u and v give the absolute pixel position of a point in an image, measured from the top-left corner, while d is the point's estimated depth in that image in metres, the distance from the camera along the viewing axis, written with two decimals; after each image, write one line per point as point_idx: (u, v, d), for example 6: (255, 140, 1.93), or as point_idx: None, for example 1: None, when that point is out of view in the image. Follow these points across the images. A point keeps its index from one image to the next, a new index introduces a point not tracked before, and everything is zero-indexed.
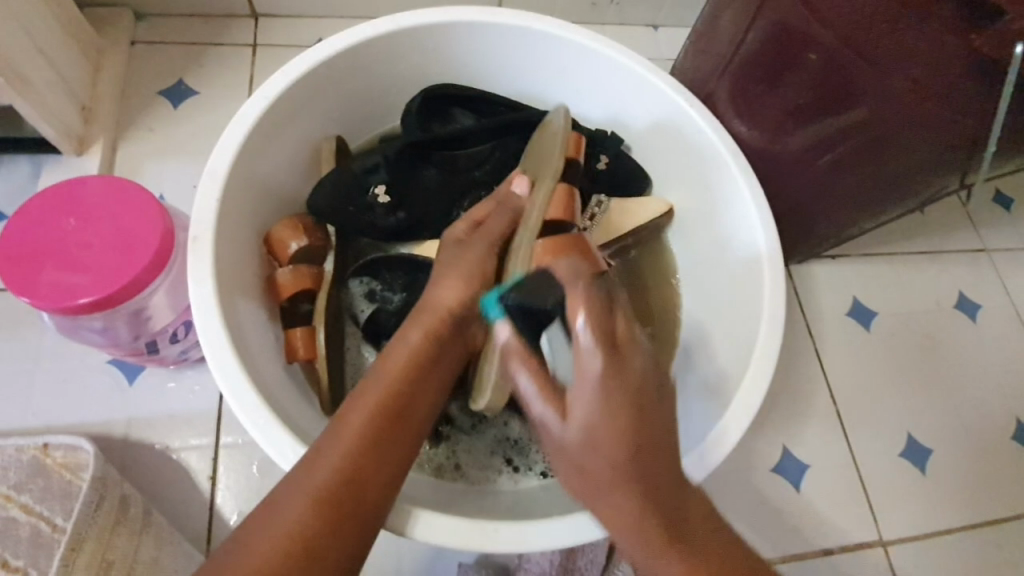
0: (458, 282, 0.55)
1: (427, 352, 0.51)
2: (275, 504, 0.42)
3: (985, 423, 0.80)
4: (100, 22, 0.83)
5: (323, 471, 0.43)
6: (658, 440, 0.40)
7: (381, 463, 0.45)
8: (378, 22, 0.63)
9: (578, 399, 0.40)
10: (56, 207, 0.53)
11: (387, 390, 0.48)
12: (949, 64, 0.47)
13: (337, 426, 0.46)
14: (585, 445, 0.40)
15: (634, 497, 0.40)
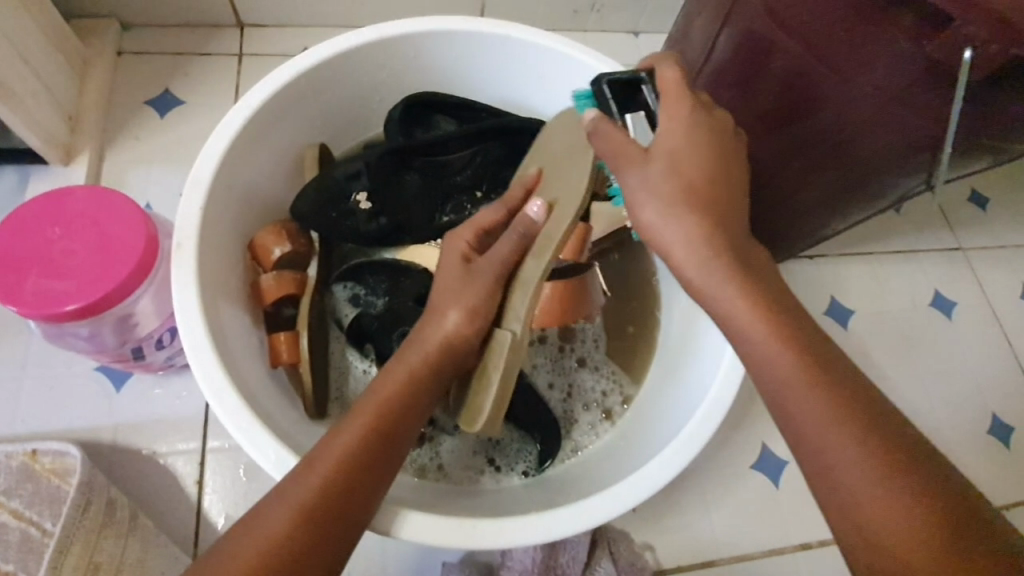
0: (462, 309, 0.54)
1: (424, 379, 0.52)
2: (265, 511, 0.44)
3: (961, 417, 0.82)
4: (86, 33, 0.84)
5: (312, 483, 0.45)
6: (751, 249, 0.47)
7: (372, 478, 0.47)
8: (359, 31, 0.64)
9: (665, 133, 0.48)
10: (41, 216, 0.54)
11: (381, 410, 0.49)
12: (903, 70, 0.48)
13: (329, 441, 0.47)
14: (660, 138, 0.47)
15: (771, 329, 0.44)
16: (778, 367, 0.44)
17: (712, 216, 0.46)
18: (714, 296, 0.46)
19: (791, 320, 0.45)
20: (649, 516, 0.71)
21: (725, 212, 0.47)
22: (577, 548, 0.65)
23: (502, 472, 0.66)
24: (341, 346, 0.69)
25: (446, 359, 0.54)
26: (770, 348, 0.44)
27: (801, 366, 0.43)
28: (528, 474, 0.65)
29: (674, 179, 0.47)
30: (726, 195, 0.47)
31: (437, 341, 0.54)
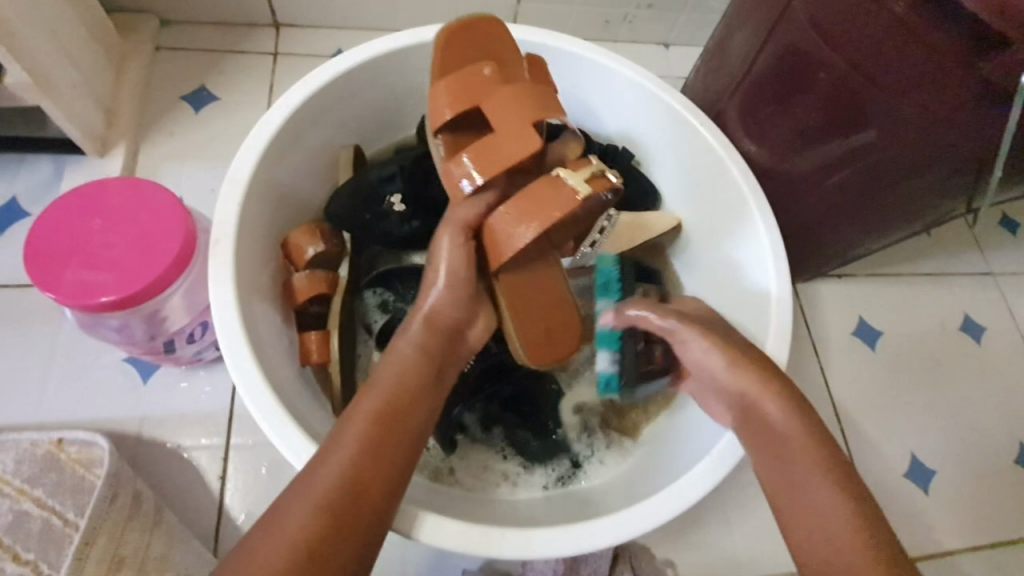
0: (448, 290, 0.55)
1: (424, 364, 0.53)
2: (282, 509, 0.43)
3: (988, 446, 0.81)
4: (125, 28, 0.85)
5: (326, 479, 0.45)
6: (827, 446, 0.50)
7: (381, 471, 0.47)
8: (400, 35, 0.64)
9: (696, 343, 0.57)
10: (82, 207, 0.54)
11: (383, 397, 0.50)
12: (951, 92, 0.48)
13: (338, 434, 0.47)
14: (725, 388, 0.54)
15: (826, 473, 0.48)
16: (842, 516, 0.46)
17: (809, 502, 0.47)
18: (771, 436, 0.51)
19: (802, 466, 0.49)
20: (672, 532, 0.70)
21: (845, 483, 0.47)
22: (598, 563, 0.65)
23: (520, 485, 0.65)
24: (369, 350, 0.69)
25: (441, 341, 0.54)
26: (847, 542, 0.44)
27: (850, 514, 0.46)
28: (549, 488, 0.65)
29: (731, 370, 0.54)
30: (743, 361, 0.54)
31: (429, 325, 0.54)
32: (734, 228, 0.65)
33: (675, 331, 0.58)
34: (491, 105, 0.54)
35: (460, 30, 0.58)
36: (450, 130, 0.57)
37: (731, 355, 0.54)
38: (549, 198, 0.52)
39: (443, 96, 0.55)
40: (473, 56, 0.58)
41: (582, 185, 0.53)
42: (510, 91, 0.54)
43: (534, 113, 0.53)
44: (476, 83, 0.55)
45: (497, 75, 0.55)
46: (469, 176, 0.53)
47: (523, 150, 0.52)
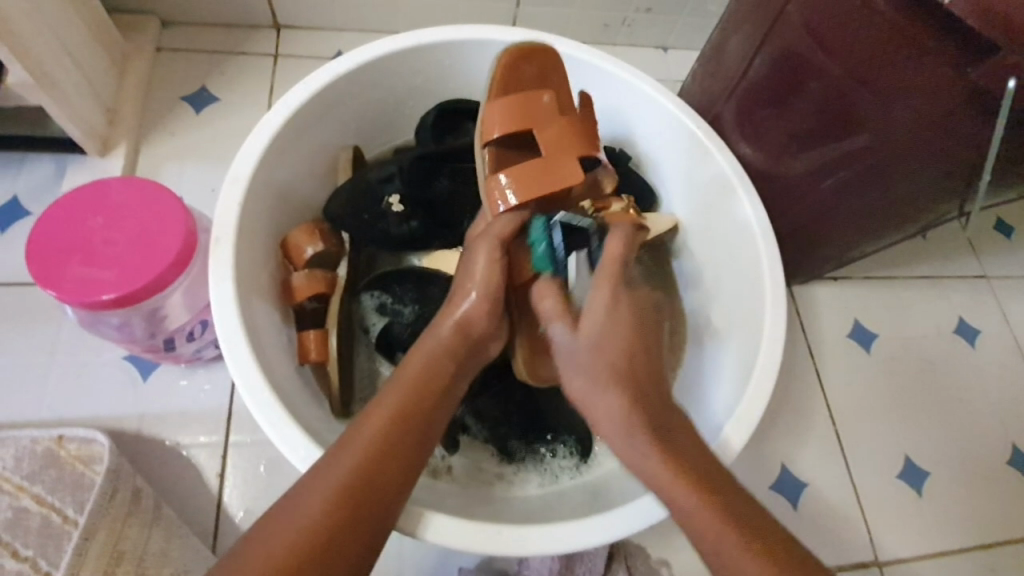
0: (482, 298, 0.54)
1: (445, 368, 0.52)
2: (292, 500, 0.44)
3: (982, 448, 0.81)
4: (127, 28, 0.86)
5: (338, 474, 0.45)
6: (665, 415, 0.52)
7: (393, 470, 0.47)
8: (400, 38, 0.65)
9: (593, 313, 0.55)
10: (84, 205, 0.55)
11: (402, 400, 0.49)
12: (943, 97, 0.49)
13: (353, 431, 0.48)
14: (589, 359, 0.54)
15: (667, 449, 0.50)
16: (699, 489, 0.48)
17: (689, 482, 0.48)
18: (651, 412, 0.52)
19: (685, 443, 0.51)
20: (667, 531, 0.71)
21: (695, 464, 0.49)
22: (594, 561, 0.66)
23: (515, 483, 0.65)
24: (368, 351, 0.70)
25: (464, 349, 0.54)
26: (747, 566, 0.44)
27: (691, 493, 0.47)
28: (543, 485, 0.65)
29: (614, 334, 0.54)
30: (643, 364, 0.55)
31: (453, 331, 0.54)
32: (732, 231, 0.66)
33: (556, 331, 0.56)
34: (545, 130, 0.58)
35: (522, 54, 0.61)
36: (497, 143, 0.59)
37: (598, 332, 0.54)
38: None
39: (499, 108, 0.58)
40: (529, 81, 0.61)
41: (605, 220, 0.60)
42: (563, 124, 0.59)
43: (582, 150, 0.59)
44: (539, 108, 0.58)
45: (555, 104, 0.59)
46: (520, 195, 0.56)
47: (569, 180, 0.57)
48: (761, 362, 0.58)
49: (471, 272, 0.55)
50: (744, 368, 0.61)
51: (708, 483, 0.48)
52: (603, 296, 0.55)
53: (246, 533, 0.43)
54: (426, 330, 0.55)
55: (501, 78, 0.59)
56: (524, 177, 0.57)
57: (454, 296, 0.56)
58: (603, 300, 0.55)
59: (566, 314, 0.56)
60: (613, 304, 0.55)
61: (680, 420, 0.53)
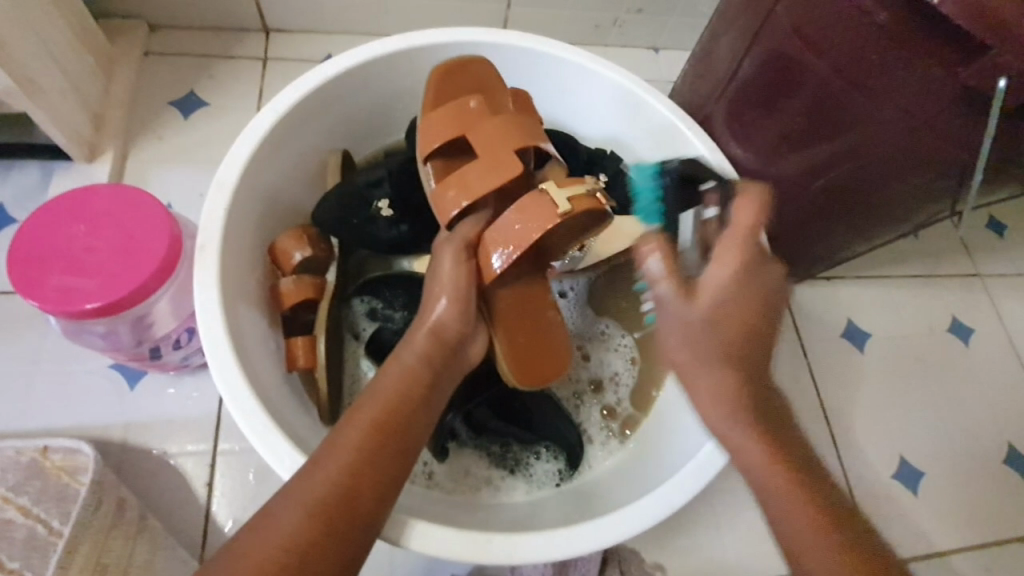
0: (452, 301, 0.53)
1: (424, 376, 0.51)
2: (271, 511, 0.43)
3: (977, 447, 0.81)
4: (115, 33, 0.85)
5: (318, 484, 0.44)
6: (763, 386, 0.48)
7: (373, 479, 0.46)
8: (388, 41, 0.65)
9: (711, 281, 0.46)
10: (66, 213, 0.54)
11: (381, 409, 0.49)
12: (933, 96, 0.48)
13: (331, 441, 0.47)
14: (691, 329, 0.46)
15: (758, 423, 0.47)
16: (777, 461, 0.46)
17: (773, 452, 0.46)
18: (745, 381, 0.47)
19: (761, 415, 0.47)
20: (660, 535, 0.70)
21: (779, 434, 0.47)
22: (587, 565, 0.65)
23: (502, 489, 0.65)
24: (357, 357, 0.69)
25: (444, 355, 0.53)
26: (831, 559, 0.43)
27: (780, 471, 0.45)
28: (532, 491, 0.65)
29: (739, 297, 0.46)
30: (751, 323, 0.47)
31: (434, 336, 0.53)
32: None
33: (658, 292, 0.47)
34: (478, 132, 0.57)
35: (451, 69, 0.62)
36: (441, 157, 0.60)
37: (744, 296, 0.46)
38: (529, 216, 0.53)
39: (436, 123, 0.58)
40: (463, 92, 0.61)
41: (567, 202, 0.53)
42: (495, 121, 0.57)
43: (519, 141, 0.56)
44: (467, 114, 0.58)
45: (484, 107, 0.59)
46: (460, 197, 0.55)
47: (510, 173, 0.55)
48: None
49: (434, 274, 0.55)
50: None
51: (781, 449, 0.46)
52: (711, 263, 0.47)
53: (226, 544, 0.43)
54: (403, 336, 0.54)
55: (433, 95, 0.61)
56: (460, 181, 0.56)
57: (427, 302, 0.55)
58: (735, 265, 0.46)
59: (680, 280, 0.46)
60: (738, 264, 0.46)
61: (765, 388, 0.48)
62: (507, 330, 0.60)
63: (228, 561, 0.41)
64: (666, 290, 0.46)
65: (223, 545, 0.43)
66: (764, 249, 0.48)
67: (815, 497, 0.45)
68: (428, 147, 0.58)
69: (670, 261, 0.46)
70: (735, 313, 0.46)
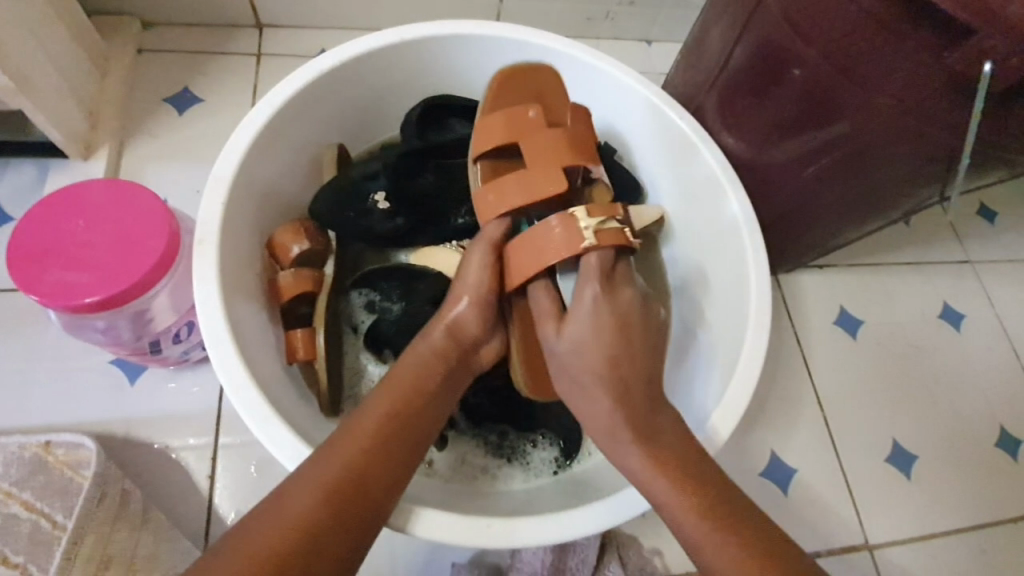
0: (471, 303, 0.56)
1: (436, 368, 0.54)
2: (286, 488, 0.45)
3: (969, 432, 0.82)
4: (108, 30, 0.85)
5: (331, 469, 0.46)
6: (695, 461, 0.50)
7: (386, 468, 0.48)
8: (381, 34, 0.65)
9: (577, 318, 0.54)
10: (66, 208, 0.54)
11: (396, 402, 0.51)
12: (921, 82, 0.49)
13: (347, 426, 0.49)
14: (574, 361, 0.54)
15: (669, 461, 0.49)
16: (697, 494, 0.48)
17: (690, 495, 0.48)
18: (648, 424, 0.51)
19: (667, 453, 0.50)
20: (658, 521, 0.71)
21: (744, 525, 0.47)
22: (586, 551, 0.66)
23: (501, 477, 0.66)
24: (357, 348, 0.70)
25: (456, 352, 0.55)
26: None
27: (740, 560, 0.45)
28: (531, 478, 0.65)
29: (599, 343, 0.54)
30: (636, 365, 0.54)
31: (449, 335, 0.55)
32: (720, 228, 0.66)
33: (543, 327, 0.56)
34: (532, 143, 0.59)
35: (503, 82, 0.65)
36: (494, 159, 0.62)
37: (599, 322, 0.54)
38: (557, 237, 0.55)
39: (494, 124, 0.60)
40: (524, 99, 0.65)
41: (591, 235, 0.54)
42: (553, 134, 0.59)
43: (565, 159, 0.58)
44: (523, 121, 0.60)
45: (541, 119, 0.60)
46: (504, 199, 0.57)
47: (553, 189, 0.57)
48: (746, 353, 0.58)
49: (466, 263, 0.57)
50: (730, 354, 0.61)
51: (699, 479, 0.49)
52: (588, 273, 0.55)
53: (235, 526, 0.43)
54: (420, 332, 0.56)
55: (496, 91, 0.64)
56: (511, 189, 0.58)
57: (449, 299, 0.57)
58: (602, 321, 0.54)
59: (556, 315, 0.56)
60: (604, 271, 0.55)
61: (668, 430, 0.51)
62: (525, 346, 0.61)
63: (237, 538, 0.42)
64: (550, 326, 0.56)
65: (232, 527, 0.43)
66: (603, 283, 0.55)
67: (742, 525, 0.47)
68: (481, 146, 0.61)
69: (551, 308, 0.57)
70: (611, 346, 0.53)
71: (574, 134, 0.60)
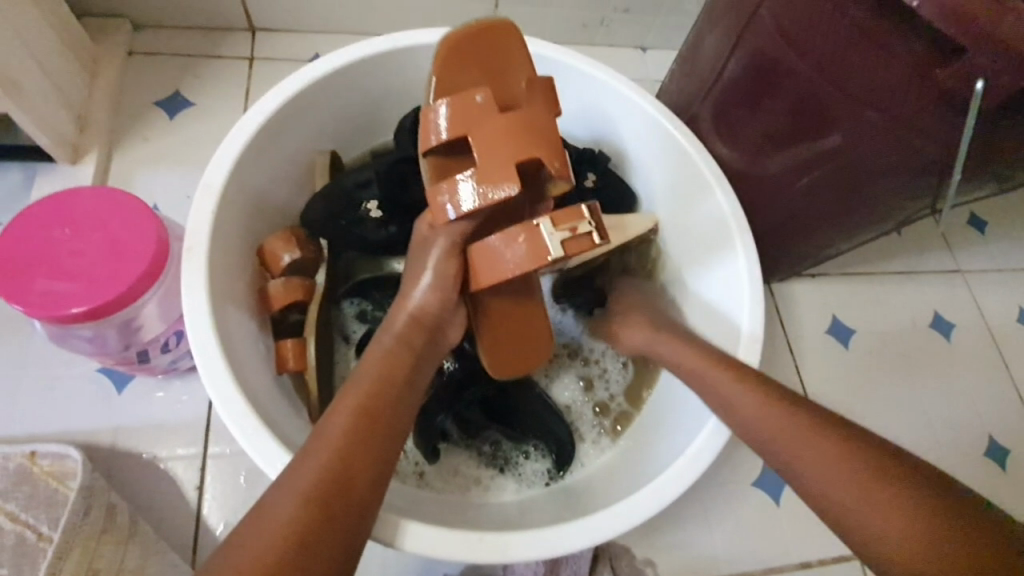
0: (435, 290, 0.54)
1: (405, 361, 0.52)
2: (271, 500, 0.44)
3: (959, 440, 0.83)
4: (97, 32, 0.84)
5: (310, 473, 0.45)
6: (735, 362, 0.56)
7: (365, 461, 0.46)
8: (374, 41, 0.64)
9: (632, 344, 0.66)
10: (51, 216, 0.54)
11: (366, 394, 0.49)
12: (912, 97, 0.49)
13: (317, 430, 0.47)
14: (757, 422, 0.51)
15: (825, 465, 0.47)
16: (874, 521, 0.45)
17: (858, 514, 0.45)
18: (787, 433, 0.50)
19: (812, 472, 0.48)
20: (649, 531, 0.71)
21: (850, 437, 0.48)
22: (579, 563, 0.66)
23: (492, 489, 0.65)
24: (348, 359, 0.69)
25: (424, 335, 0.54)
26: (893, 527, 0.44)
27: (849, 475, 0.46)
28: (522, 489, 0.65)
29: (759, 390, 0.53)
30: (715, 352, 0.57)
31: (412, 324, 0.54)
32: (701, 213, 0.67)
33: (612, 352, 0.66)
34: (483, 139, 0.51)
35: (452, 47, 0.54)
36: (451, 155, 0.55)
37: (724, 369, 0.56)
38: (518, 255, 0.52)
39: (438, 112, 0.52)
40: (472, 66, 0.55)
41: (560, 248, 0.51)
42: (504, 128, 0.51)
43: (520, 154, 0.51)
44: (469, 110, 0.52)
45: (491, 104, 0.52)
46: (461, 203, 0.51)
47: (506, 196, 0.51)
48: None
49: (422, 261, 0.55)
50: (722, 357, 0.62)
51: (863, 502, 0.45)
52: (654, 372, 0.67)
53: (222, 545, 0.43)
54: (380, 326, 0.55)
55: (443, 53, 0.54)
56: (461, 200, 0.51)
57: (409, 287, 0.56)
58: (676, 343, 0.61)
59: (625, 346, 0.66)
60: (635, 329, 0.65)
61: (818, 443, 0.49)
62: (494, 338, 0.61)
63: (230, 553, 0.41)
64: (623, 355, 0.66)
65: (220, 547, 0.43)
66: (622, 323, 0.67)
67: (906, 491, 0.45)
68: (427, 131, 0.53)
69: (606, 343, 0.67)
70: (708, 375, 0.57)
71: (533, 117, 0.52)
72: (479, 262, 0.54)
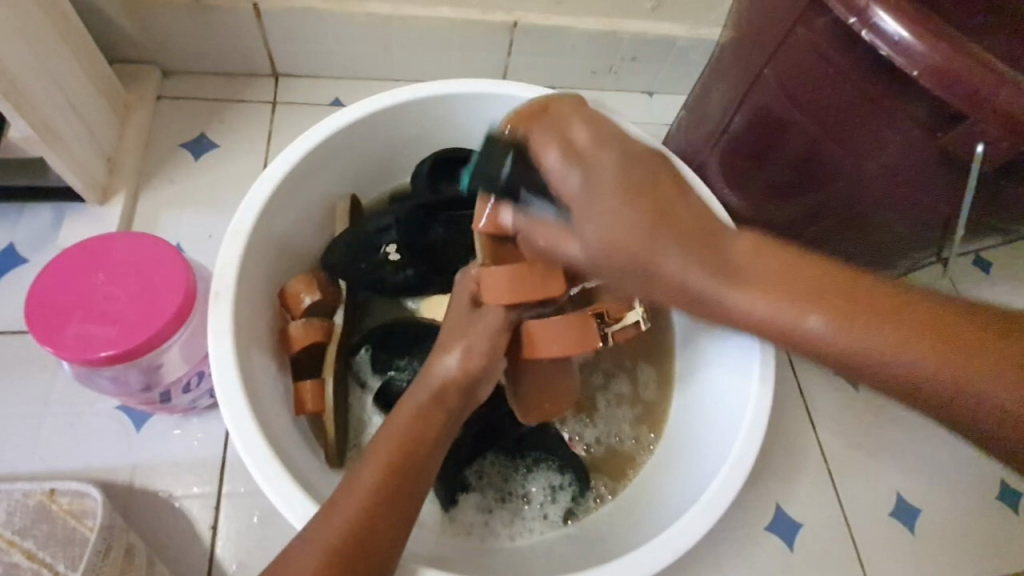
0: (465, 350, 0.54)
1: (434, 417, 0.52)
2: (294, 551, 0.45)
3: (972, 484, 0.82)
4: (129, 78, 0.88)
5: (333, 527, 0.45)
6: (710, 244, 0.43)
7: (388, 517, 0.47)
8: (397, 92, 0.67)
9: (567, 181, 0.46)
10: (85, 262, 0.56)
11: (394, 449, 0.50)
12: (915, 153, 0.51)
13: (345, 484, 0.48)
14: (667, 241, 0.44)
15: (876, 315, 0.41)
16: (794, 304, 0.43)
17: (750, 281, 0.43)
18: (703, 296, 0.44)
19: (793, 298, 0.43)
20: None
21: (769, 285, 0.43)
22: None
23: (516, 536, 0.66)
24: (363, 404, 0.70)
25: (458, 394, 0.54)
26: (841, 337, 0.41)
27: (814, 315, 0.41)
28: (545, 532, 0.66)
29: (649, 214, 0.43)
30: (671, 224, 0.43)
31: (443, 382, 0.53)
32: None
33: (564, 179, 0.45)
34: None
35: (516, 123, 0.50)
36: (503, 239, 0.56)
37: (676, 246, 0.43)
38: (574, 335, 0.57)
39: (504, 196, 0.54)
40: None
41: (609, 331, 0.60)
42: None
43: None
44: None
45: None
46: (529, 287, 0.53)
47: (572, 277, 0.53)
48: (750, 416, 0.59)
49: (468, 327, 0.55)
50: (734, 398, 0.63)
51: (804, 303, 0.42)
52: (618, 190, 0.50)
53: None
54: (417, 379, 0.55)
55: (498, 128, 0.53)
56: (530, 281, 0.53)
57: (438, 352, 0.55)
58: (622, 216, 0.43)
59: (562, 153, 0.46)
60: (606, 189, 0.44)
61: (774, 296, 0.42)
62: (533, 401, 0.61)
63: None
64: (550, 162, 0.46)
65: None
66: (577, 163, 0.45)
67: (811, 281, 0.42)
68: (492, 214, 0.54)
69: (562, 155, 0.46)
70: (677, 281, 0.45)
71: None
72: (536, 339, 0.56)
